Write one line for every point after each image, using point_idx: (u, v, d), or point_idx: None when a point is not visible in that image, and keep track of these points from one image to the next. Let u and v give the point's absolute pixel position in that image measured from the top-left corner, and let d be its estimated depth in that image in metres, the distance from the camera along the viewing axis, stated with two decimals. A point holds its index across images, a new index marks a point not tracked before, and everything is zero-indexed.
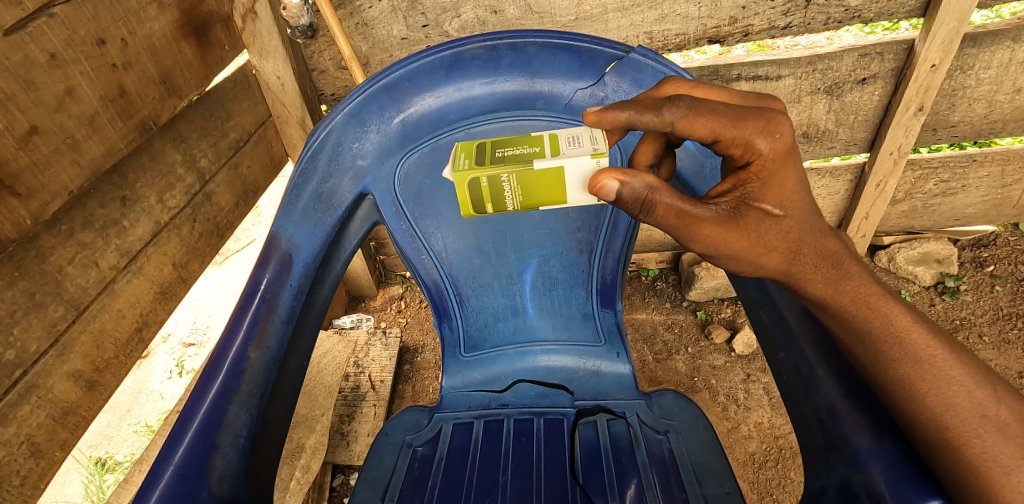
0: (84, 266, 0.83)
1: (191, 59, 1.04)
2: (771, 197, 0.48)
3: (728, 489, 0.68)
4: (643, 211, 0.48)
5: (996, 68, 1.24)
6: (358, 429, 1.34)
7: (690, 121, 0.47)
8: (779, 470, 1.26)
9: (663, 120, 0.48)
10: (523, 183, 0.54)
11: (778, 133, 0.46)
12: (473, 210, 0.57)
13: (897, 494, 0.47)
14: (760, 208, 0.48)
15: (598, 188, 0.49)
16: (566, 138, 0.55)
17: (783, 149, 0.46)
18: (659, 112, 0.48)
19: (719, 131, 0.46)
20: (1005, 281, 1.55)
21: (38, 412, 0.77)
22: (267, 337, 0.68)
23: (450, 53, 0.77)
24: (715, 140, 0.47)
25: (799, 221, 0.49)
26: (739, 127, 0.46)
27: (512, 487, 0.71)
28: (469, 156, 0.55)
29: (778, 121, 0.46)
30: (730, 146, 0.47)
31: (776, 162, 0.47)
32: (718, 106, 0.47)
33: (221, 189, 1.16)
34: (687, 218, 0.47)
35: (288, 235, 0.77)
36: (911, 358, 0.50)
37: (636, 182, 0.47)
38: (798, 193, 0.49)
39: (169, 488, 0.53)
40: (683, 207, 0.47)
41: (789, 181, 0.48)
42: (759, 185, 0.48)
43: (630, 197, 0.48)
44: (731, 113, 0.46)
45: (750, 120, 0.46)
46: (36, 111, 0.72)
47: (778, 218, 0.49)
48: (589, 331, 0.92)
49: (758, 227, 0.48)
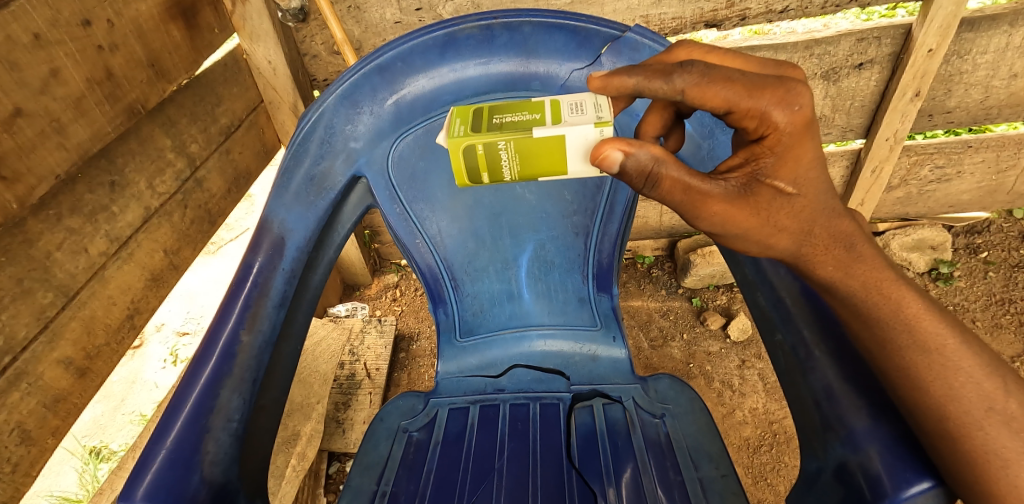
0: (73, 252, 0.82)
1: (180, 42, 1.02)
2: (784, 174, 0.47)
3: (724, 471, 0.68)
4: (648, 186, 0.47)
5: (993, 53, 1.24)
6: (354, 417, 1.34)
7: (703, 89, 0.45)
8: (773, 455, 1.27)
9: (673, 88, 0.47)
10: (521, 151, 0.53)
11: (796, 105, 0.44)
12: (467, 180, 0.56)
13: (892, 473, 0.47)
14: (772, 185, 0.48)
15: (601, 159, 0.47)
16: (568, 105, 0.54)
17: (802, 123, 0.45)
18: (670, 79, 0.47)
19: (733, 101, 0.45)
20: (998, 267, 1.56)
21: (28, 399, 0.76)
22: (259, 321, 0.67)
23: (444, 33, 0.76)
24: (729, 110, 0.46)
25: (813, 200, 0.49)
26: (756, 97, 0.44)
27: (508, 471, 0.71)
28: (466, 121, 0.54)
29: (797, 92, 0.45)
30: (744, 117, 0.46)
31: (792, 137, 0.45)
32: (733, 74, 0.45)
33: (212, 175, 1.14)
34: (694, 194, 0.46)
35: (280, 218, 0.76)
36: (919, 347, 0.50)
37: (642, 154, 0.46)
38: (813, 170, 0.48)
39: (160, 472, 0.52)
40: (690, 182, 0.46)
41: (805, 156, 0.47)
42: (773, 160, 0.47)
43: (635, 169, 0.47)
44: (748, 82, 0.45)
45: (768, 90, 0.44)
46: (20, 93, 0.71)
47: (790, 196, 0.48)
48: (585, 316, 0.92)
49: (769, 205, 0.48)
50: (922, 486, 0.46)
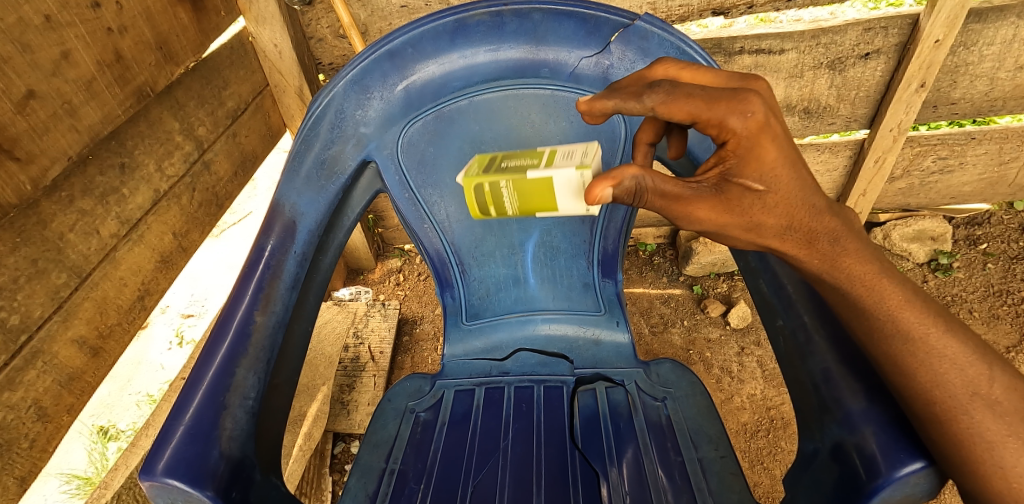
0: (84, 234, 0.83)
1: (187, 25, 1.03)
2: (751, 172, 0.48)
3: (723, 453, 0.70)
4: (634, 201, 0.50)
5: (1000, 44, 1.23)
6: (358, 399, 1.36)
7: (669, 105, 0.49)
8: (770, 439, 1.30)
9: (645, 107, 0.51)
10: (519, 190, 0.55)
11: (748, 112, 0.47)
12: (478, 213, 0.59)
13: (887, 454, 0.49)
14: (740, 184, 0.48)
15: (592, 198, 0.49)
16: (564, 152, 0.56)
17: (756, 127, 0.47)
18: (640, 99, 0.51)
19: (694, 114, 0.48)
20: (997, 258, 1.57)
21: (44, 377, 0.77)
22: (273, 301, 0.69)
23: (454, 19, 0.76)
24: (693, 121, 0.49)
25: (786, 195, 0.48)
26: (713, 108, 0.47)
27: (513, 450, 0.73)
28: (480, 164, 0.58)
29: (748, 100, 0.47)
30: (706, 126, 0.49)
31: (750, 140, 0.47)
32: (694, 90, 0.48)
33: (219, 158, 1.15)
34: (671, 198, 0.49)
35: (291, 202, 0.77)
36: (901, 334, 0.50)
37: (623, 177, 0.49)
38: (779, 168, 0.48)
39: (181, 447, 0.54)
40: (665, 188, 0.48)
41: (769, 155, 0.47)
42: (737, 161, 0.48)
43: (621, 192, 0.49)
44: (707, 96, 0.47)
45: (722, 101, 0.47)
46: (33, 75, 0.71)
47: (760, 193, 0.48)
48: (589, 301, 0.93)
49: (740, 203, 0.48)
50: (915, 466, 0.47)
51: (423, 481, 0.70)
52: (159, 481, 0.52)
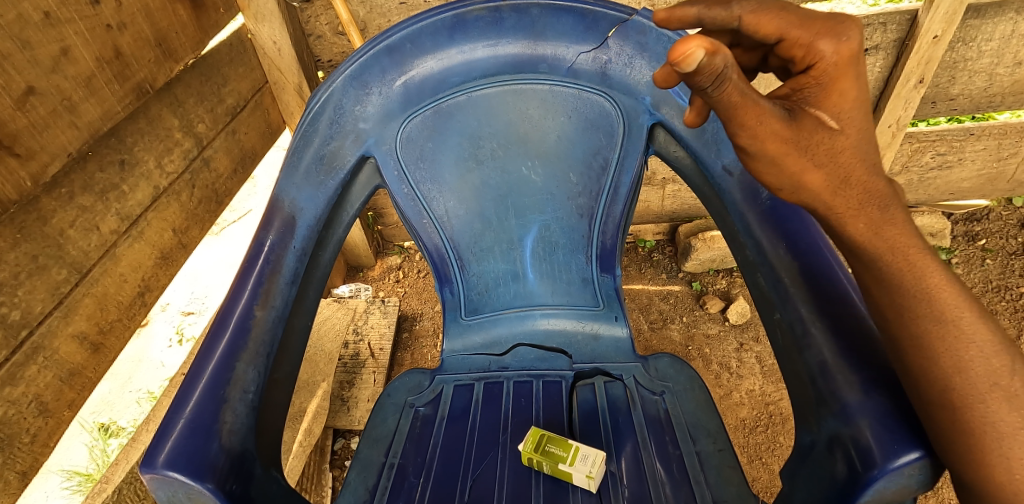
0: (84, 230, 0.83)
1: (186, 22, 1.03)
2: (830, 105, 0.51)
3: (721, 446, 0.70)
4: (714, 87, 0.45)
5: (998, 40, 1.24)
6: (358, 395, 1.37)
7: (757, 17, 0.53)
8: (769, 435, 1.30)
9: (731, 15, 0.54)
10: None
11: (844, 40, 0.51)
12: None
13: (882, 446, 0.49)
14: (817, 114, 0.51)
15: (683, 57, 0.41)
16: None
17: (847, 55, 0.51)
18: (727, 7, 0.54)
19: (784, 29, 0.52)
20: (996, 254, 1.57)
21: (45, 372, 0.78)
22: (272, 296, 0.69)
23: (452, 15, 0.77)
24: (779, 39, 0.53)
25: (853, 139, 0.51)
26: (805, 31, 0.52)
27: (512, 445, 0.73)
28: None
29: (847, 32, 0.52)
30: (793, 46, 0.53)
31: (836, 69, 0.51)
32: (788, 12, 0.53)
33: (218, 155, 1.16)
34: (746, 102, 0.47)
35: (290, 197, 0.77)
36: (934, 316, 0.50)
37: (719, 55, 0.43)
38: (855, 110, 0.51)
39: (181, 440, 0.54)
40: (746, 87, 0.47)
41: (850, 92, 0.51)
42: (817, 90, 0.52)
43: (711, 68, 0.43)
44: (801, 18, 0.53)
45: (818, 26, 0.52)
46: (33, 71, 0.71)
47: (833, 129, 0.51)
48: (588, 296, 0.93)
49: (811, 133, 0.51)
50: (910, 457, 0.47)
51: (422, 475, 0.70)
52: (159, 473, 0.52)
